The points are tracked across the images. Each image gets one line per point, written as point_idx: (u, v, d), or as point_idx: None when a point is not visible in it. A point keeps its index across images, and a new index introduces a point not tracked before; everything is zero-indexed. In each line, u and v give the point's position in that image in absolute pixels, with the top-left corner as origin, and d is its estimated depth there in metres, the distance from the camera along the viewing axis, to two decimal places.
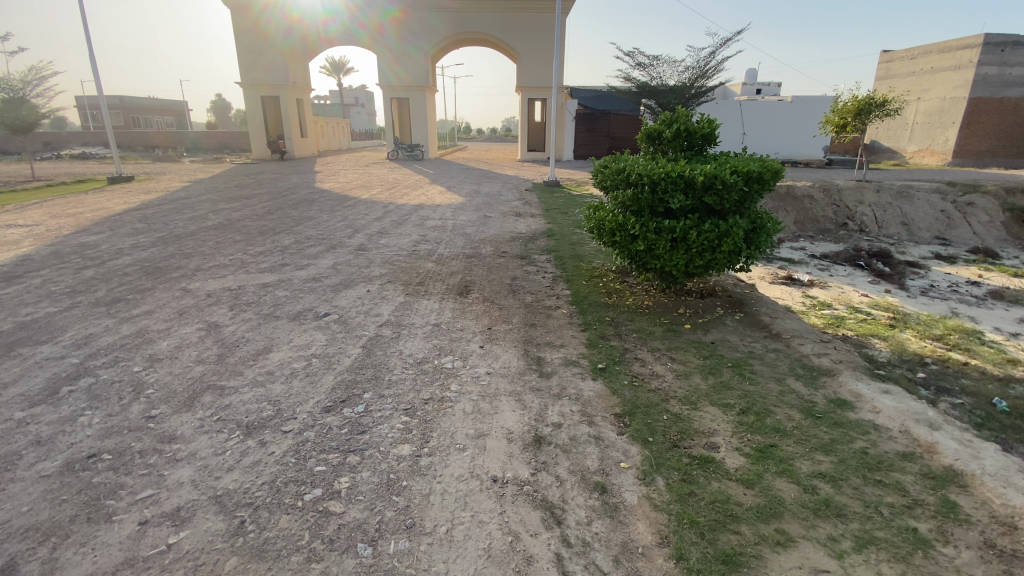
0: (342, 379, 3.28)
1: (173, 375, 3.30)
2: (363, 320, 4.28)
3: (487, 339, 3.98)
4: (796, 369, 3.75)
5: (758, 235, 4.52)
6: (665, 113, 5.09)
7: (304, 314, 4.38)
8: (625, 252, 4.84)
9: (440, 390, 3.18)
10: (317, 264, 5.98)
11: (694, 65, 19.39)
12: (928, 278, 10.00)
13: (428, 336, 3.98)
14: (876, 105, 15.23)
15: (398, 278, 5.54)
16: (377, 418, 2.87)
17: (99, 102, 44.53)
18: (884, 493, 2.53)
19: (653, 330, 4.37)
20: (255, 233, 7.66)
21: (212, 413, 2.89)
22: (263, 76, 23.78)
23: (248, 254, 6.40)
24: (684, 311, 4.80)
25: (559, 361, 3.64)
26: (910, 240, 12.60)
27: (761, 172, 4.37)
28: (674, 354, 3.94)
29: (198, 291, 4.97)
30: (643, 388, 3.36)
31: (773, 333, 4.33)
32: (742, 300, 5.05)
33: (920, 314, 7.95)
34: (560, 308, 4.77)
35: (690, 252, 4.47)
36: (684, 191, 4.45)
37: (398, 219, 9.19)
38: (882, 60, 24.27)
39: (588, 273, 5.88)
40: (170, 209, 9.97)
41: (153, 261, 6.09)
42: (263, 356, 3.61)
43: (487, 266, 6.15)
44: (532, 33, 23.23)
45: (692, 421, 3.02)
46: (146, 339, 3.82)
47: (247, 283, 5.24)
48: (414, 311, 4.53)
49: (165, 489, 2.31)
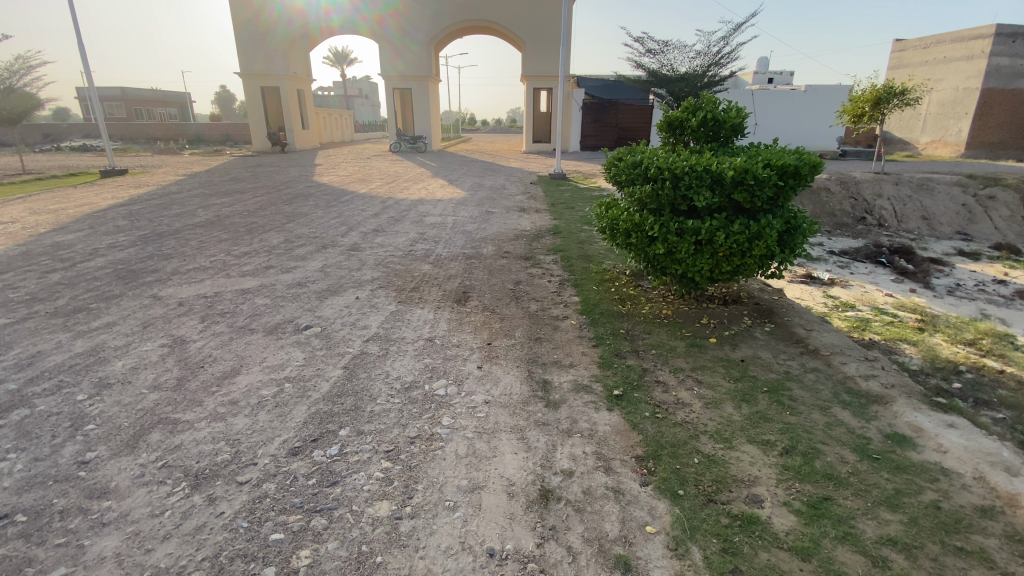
0: (316, 412, 2.80)
1: (120, 407, 2.87)
2: (347, 334, 3.80)
3: (487, 357, 3.50)
4: (841, 395, 3.27)
5: (792, 237, 3.99)
6: (688, 99, 4.57)
7: (282, 327, 3.91)
8: (642, 255, 4.35)
9: (430, 424, 2.71)
10: (304, 267, 5.50)
11: (706, 52, 18.70)
12: (953, 276, 9.43)
13: (419, 355, 3.49)
14: (895, 93, 14.54)
15: (390, 282, 5.06)
16: (353, 463, 2.40)
17: (99, 94, 44.06)
18: (971, 566, 2.02)
19: (673, 345, 3.88)
20: (243, 231, 7.22)
21: (158, 458, 2.45)
22: (262, 68, 23.24)
23: (231, 255, 5.95)
24: (707, 322, 4.31)
25: (568, 386, 3.15)
26: (930, 236, 11.99)
27: (799, 166, 3.83)
28: (700, 375, 3.45)
29: (169, 299, 4.52)
30: (667, 421, 2.87)
31: (810, 349, 3.84)
32: (771, 309, 4.55)
33: (949, 316, 7.40)
34: (568, 318, 4.28)
35: (716, 256, 3.97)
36: (710, 187, 3.94)
37: (396, 216, 8.73)
38: (894, 49, 23.43)
39: (598, 276, 5.40)
40: (158, 204, 9.53)
41: (127, 263, 5.65)
42: (228, 379, 3.15)
43: (488, 269, 5.67)
44: (537, 20, 22.55)
45: (728, 467, 2.54)
46: (100, 360, 3.40)
47: (224, 289, 4.78)
48: (405, 322, 4.05)
49: (81, 568, 1.88)
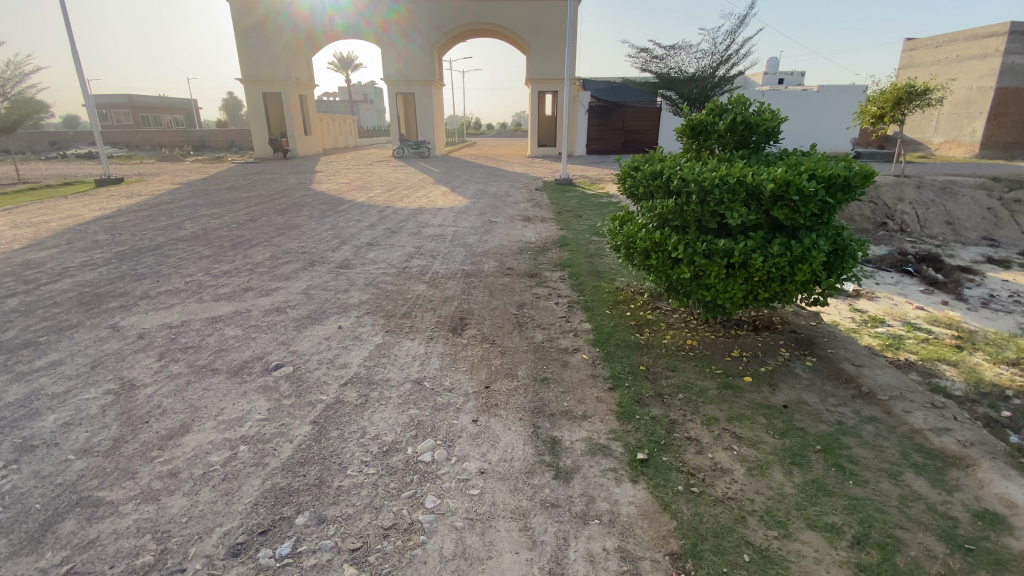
0: (272, 488, 2.27)
1: (36, 481, 2.36)
2: (322, 376, 3.25)
3: (483, 406, 2.94)
4: (910, 456, 2.71)
5: (839, 260, 3.41)
6: (714, 100, 4.06)
7: (249, 367, 3.38)
8: (663, 278, 3.82)
9: (411, 508, 2.17)
10: (287, 288, 5.00)
11: (713, 51, 18.01)
12: (986, 286, 8.77)
13: (404, 404, 2.94)
14: (916, 93, 13.90)
15: (380, 306, 4.53)
16: (307, 570, 1.87)
17: (105, 102, 44.20)
18: None
19: (702, 387, 3.33)
20: (227, 246, 6.73)
21: (63, 561, 1.93)
22: (263, 74, 22.81)
23: (208, 275, 5.45)
24: (739, 355, 3.76)
25: (580, 447, 2.61)
26: (956, 241, 11.31)
27: (848, 177, 3.28)
28: (739, 429, 2.90)
29: (129, 330, 4.02)
30: (706, 498, 2.33)
31: (864, 392, 3.28)
32: (811, 339, 3.99)
33: (987, 332, 6.76)
34: (579, 351, 3.74)
35: (750, 282, 3.43)
36: (745, 202, 3.39)
37: (393, 226, 8.24)
38: (905, 48, 22.74)
39: (611, 296, 4.87)
40: (146, 216, 9.09)
41: (94, 285, 5.16)
42: (173, 440, 2.63)
43: (490, 288, 5.15)
44: (542, 21, 22.04)
45: (787, 567, 1.99)
46: (30, 413, 2.90)
47: (192, 316, 4.27)
48: (391, 359, 3.50)
49: None
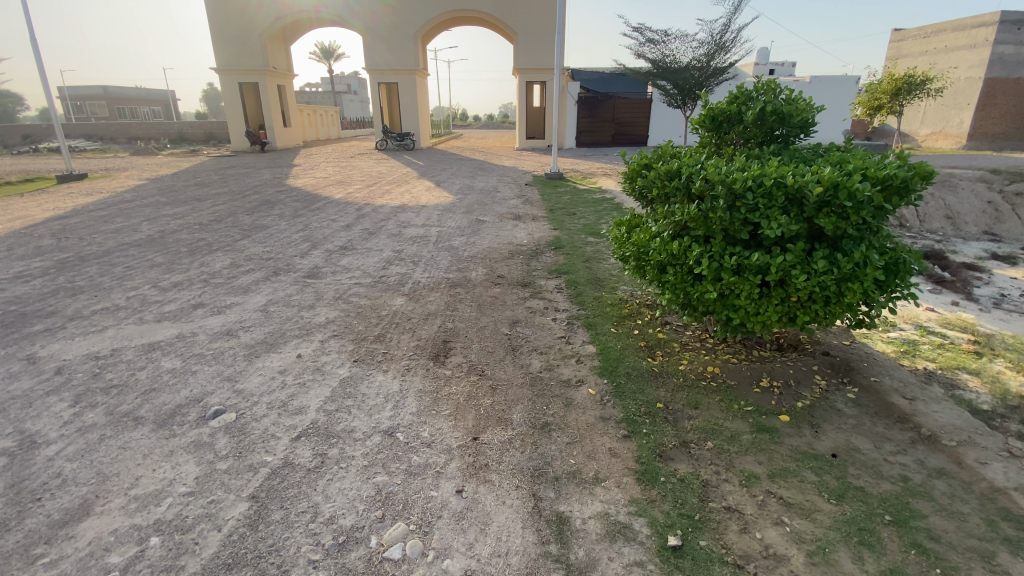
0: None
1: None
2: (270, 429, 2.62)
3: (470, 468, 2.36)
4: (999, 525, 2.18)
5: (891, 276, 2.86)
6: (739, 86, 3.49)
7: (183, 414, 2.75)
8: (681, 295, 3.26)
9: None
10: (244, 304, 4.37)
11: (710, 39, 17.37)
12: (995, 285, 8.28)
13: (370, 468, 2.34)
14: (915, 84, 13.45)
15: (349, 327, 3.92)
16: None
17: (79, 93, 42.73)
18: None
19: (734, 431, 2.78)
20: (185, 252, 6.05)
21: None
22: (240, 63, 21.82)
23: (155, 288, 4.77)
24: (769, 385, 3.20)
25: (595, 530, 2.04)
26: (955, 236, 10.87)
27: (907, 179, 2.71)
28: (785, 491, 2.34)
29: (45, 362, 3.35)
30: None
31: (924, 436, 2.76)
32: (848, 363, 3.46)
33: (1004, 335, 6.24)
34: (584, 384, 3.15)
35: (787, 304, 2.88)
36: (783, 209, 2.81)
37: (371, 227, 7.61)
38: (893, 39, 22.40)
39: (615, 310, 4.31)
40: (101, 216, 8.34)
41: (20, 302, 4.46)
42: (66, 529, 2.01)
43: (478, 302, 4.55)
44: (532, 9, 21.22)
45: None
46: None
47: (126, 344, 3.60)
48: (358, 401, 2.88)
49: None
